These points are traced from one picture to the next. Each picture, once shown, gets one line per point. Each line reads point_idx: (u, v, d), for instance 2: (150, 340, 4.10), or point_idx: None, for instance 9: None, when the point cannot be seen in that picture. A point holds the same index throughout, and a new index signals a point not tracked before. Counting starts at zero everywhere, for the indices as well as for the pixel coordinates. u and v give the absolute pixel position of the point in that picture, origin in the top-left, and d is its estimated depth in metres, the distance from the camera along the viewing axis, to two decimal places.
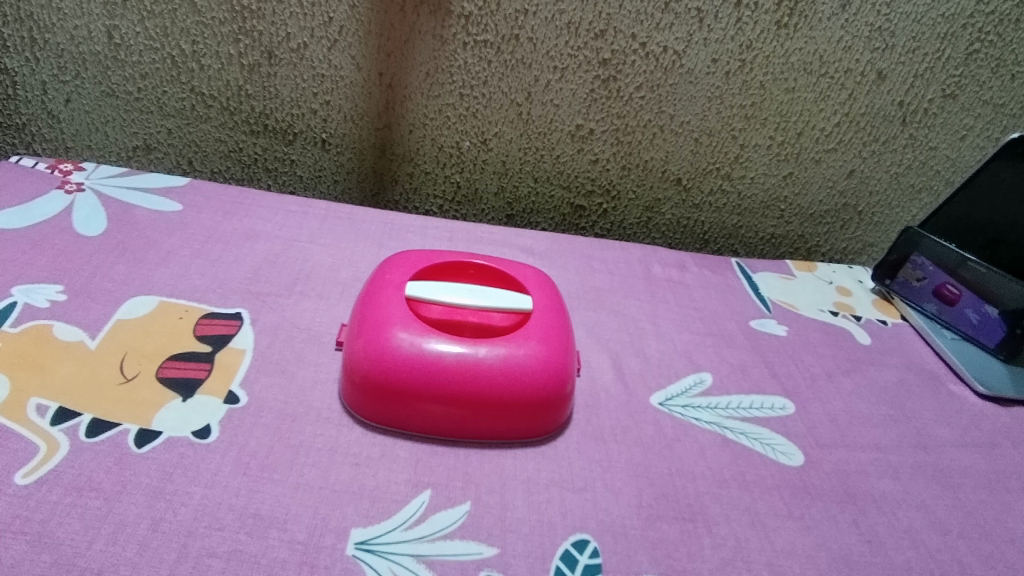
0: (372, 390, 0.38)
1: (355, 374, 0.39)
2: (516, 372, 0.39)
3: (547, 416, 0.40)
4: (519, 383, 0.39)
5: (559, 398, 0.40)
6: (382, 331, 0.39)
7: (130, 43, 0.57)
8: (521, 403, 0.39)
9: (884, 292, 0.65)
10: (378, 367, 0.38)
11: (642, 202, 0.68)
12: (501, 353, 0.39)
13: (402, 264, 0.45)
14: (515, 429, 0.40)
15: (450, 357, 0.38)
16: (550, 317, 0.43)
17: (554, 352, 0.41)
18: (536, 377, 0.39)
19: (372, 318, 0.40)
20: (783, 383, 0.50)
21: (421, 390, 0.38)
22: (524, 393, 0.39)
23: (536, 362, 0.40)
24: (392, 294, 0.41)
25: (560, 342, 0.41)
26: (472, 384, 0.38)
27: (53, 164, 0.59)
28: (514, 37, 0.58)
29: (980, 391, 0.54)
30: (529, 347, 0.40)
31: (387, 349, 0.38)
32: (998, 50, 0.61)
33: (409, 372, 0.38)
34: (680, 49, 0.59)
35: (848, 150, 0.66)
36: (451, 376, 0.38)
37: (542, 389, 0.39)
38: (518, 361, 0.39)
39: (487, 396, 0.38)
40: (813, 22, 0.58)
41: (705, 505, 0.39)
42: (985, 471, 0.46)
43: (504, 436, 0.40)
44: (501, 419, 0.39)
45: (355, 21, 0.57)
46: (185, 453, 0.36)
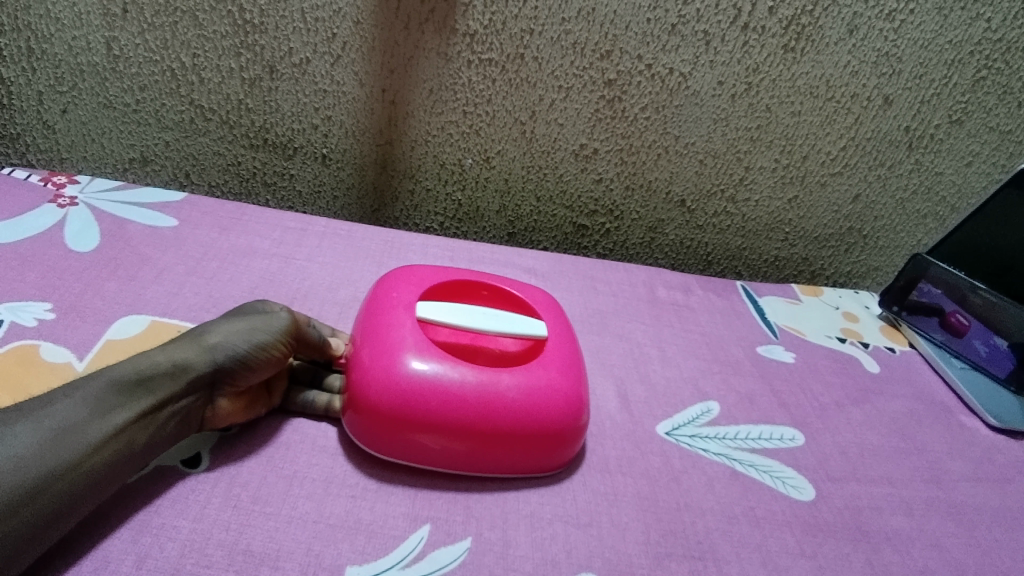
0: (384, 417, 0.36)
1: (365, 398, 0.36)
2: (537, 402, 0.38)
3: (563, 451, 0.39)
4: (539, 414, 0.38)
5: (576, 431, 0.39)
6: (396, 354, 0.37)
7: (130, 55, 0.56)
8: (540, 436, 0.37)
9: (891, 319, 0.64)
10: (391, 392, 0.36)
11: (645, 222, 0.68)
12: (520, 382, 0.38)
13: (408, 281, 0.43)
14: (529, 463, 0.38)
15: (471, 385, 0.37)
16: (566, 346, 0.42)
17: (572, 382, 0.40)
18: (556, 409, 0.38)
19: (383, 340, 0.38)
20: (791, 413, 0.49)
21: (436, 420, 0.36)
22: (543, 425, 0.38)
23: (556, 393, 0.39)
24: (402, 315, 0.40)
25: (575, 371, 0.41)
26: (491, 415, 0.37)
27: (46, 177, 0.58)
28: (519, 56, 0.57)
29: (991, 423, 0.53)
30: (548, 377, 0.39)
31: (402, 374, 0.36)
32: (1005, 77, 0.60)
33: (425, 399, 0.36)
34: (686, 71, 0.58)
35: (854, 174, 0.65)
36: (470, 405, 0.36)
37: (561, 420, 0.38)
38: (539, 391, 0.38)
39: (508, 427, 0.37)
40: (820, 46, 0.57)
41: (714, 543, 0.37)
42: (999, 508, 0.45)
43: (519, 469, 0.38)
44: (517, 454, 0.37)
45: (358, 37, 0.56)
46: (173, 484, 0.34)
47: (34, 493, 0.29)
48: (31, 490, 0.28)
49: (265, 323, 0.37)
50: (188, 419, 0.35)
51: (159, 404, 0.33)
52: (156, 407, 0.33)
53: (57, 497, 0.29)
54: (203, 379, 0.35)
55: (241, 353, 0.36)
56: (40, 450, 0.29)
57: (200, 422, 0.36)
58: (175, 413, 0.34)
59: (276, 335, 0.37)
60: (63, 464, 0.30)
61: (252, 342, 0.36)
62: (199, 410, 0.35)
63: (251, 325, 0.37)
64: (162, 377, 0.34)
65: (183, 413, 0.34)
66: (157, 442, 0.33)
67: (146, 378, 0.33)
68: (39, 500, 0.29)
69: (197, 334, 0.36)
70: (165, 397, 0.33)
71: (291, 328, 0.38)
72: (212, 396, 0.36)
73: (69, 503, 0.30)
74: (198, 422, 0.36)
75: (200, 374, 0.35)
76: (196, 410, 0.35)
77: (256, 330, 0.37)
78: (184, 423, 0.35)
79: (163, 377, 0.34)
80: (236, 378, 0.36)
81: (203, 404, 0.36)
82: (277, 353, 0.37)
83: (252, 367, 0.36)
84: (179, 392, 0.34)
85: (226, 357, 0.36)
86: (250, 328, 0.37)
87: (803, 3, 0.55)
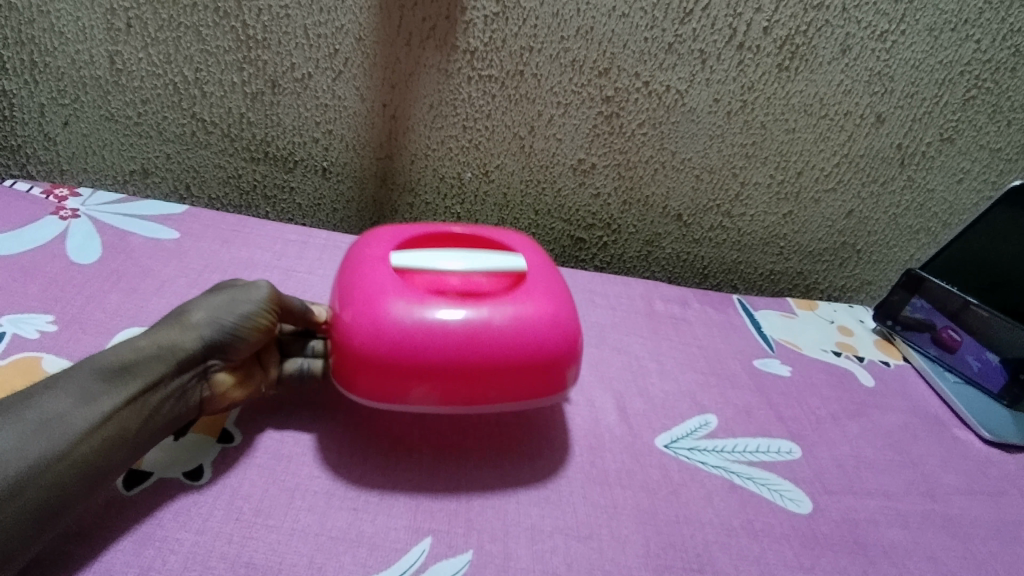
0: (376, 364, 0.37)
1: (354, 346, 0.37)
2: (524, 326, 0.38)
3: (558, 369, 0.39)
4: (528, 337, 0.38)
5: (569, 349, 0.39)
6: (379, 301, 0.38)
7: (133, 69, 0.57)
8: (532, 360, 0.38)
9: (887, 333, 0.66)
10: (379, 338, 0.37)
11: (642, 236, 0.68)
12: (504, 312, 0.39)
13: (383, 237, 0.44)
14: (525, 388, 0.39)
15: (457, 320, 0.37)
16: (547, 274, 0.43)
17: (557, 303, 0.41)
18: (544, 330, 0.39)
19: (363, 291, 0.38)
20: (788, 426, 0.49)
21: (427, 359, 0.37)
22: (534, 348, 0.38)
23: (541, 314, 0.39)
24: (379, 266, 0.40)
25: (557, 293, 0.41)
26: (480, 347, 0.37)
27: (48, 189, 0.59)
28: (518, 72, 0.58)
29: (985, 437, 0.54)
30: (532, 301, 0.40)
31: (388, 319, 0.37)
32: (995, 97, 0.62)
33: (414, 339, 0.37)
34: (682, 89, 0.59)
35: (847, 190, 0.66)
36: (459, 340, 0.37)
37: (551, 340, 0.39)
38: (525, 315, 0.39)
39: (498, 355, 0.37)
40: (813, 65, 0.59)
41: (713, 556, 0.38)
42: (994, 521, 0.45)
43: (516, 397, 0.39)
44: (510, 380, 0.38)
45: (360, 54, 0.57)
46: (176, 497, 0.34)
47: (22, 485, 0.28)
48: (19, 481, 0.28)
49: (247, 294, 0.37)
50: (185, 399, 0.35)
51: (149, 386, 0.34)
52: (147, 389, 0.33)
53: (44, 490, 0.29)
54: (192, 356, 0.35)
55: (226, 325, 0.36)
56: (23, 440, 0.29)
57: (199, 401, 0.36)
58: (169, 395, 0.34)
59: (258, 304, 0.37)
60: (52, 454, 0.29)
61: (236, 314, 0.36)
62: (195, 389, 0.36)
63: (232, 300, 0.37)
64: (148, 359, 0.34)
65: (177, 392, 0.35)
66: (150, 425, 0.34)
67: (132, 362, 0.34)
68: (28, 494, 0.28)
69: (179, 315, 0.36)
70: (154, 378, 0.34)
71: (273, 298, 0.38)
72: (206, 372, 0.36)
73: (59, 504, 0.30)
74: (197, 402, 0.36)
75: (187, 351, 0.35)
76: (190, 389, 0.36)
77: (238, 304, 0.37)
78: (178, 402, 0.35)
79: (150, 360, 0.34)
80: (226, 352, 0.36)
81: (198, 382, 0.36)
82: (263, 323, 0.37)
83: (240, 338, 0.36)
84: (169, 371, 0.34)
85: (211, 331, 0.36)
86: (230, 301, 0.37)
87: (797, 24, 0.56)
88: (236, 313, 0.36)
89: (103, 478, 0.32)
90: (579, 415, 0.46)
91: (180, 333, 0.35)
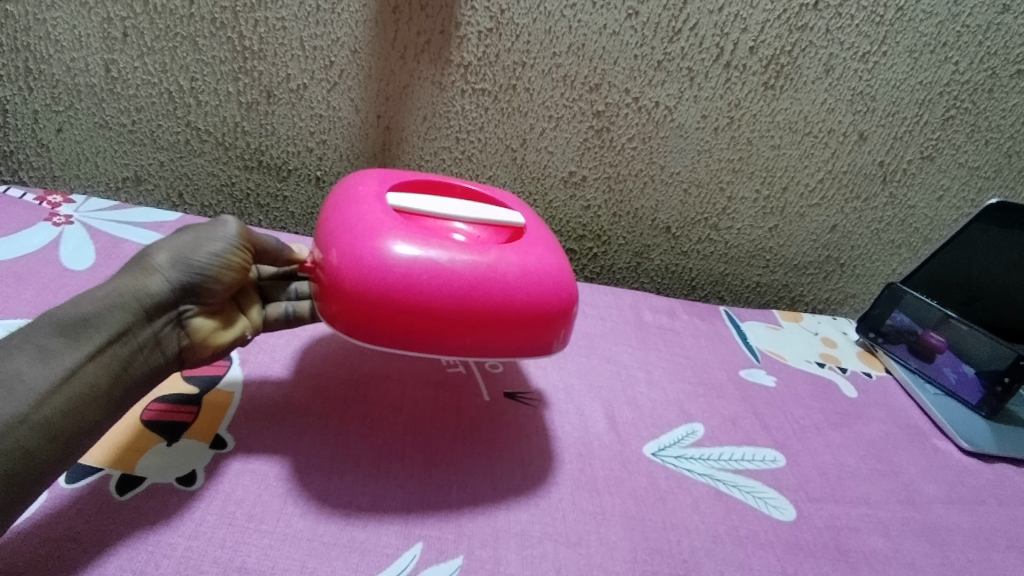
0: (379, 297, 0.35)
1: (354, 277, 0.35)
2: (528, 272, 0.39)
3: (560, 320, 0.40)
4: (533, 283, 0.39)
5: (570, 301, 0.40)
6: (383, 236, 0.37)
7: (128, 77, 0.57)
8: (538, 305, 0.38)
9: (868, 344, 0.67)
10: (382, 269, 0.35)
11: (631, 247, 0.69)
12: (511, 259, 0.39)
13: (372, 183, 0.43)
14: (529, 335, 0.38)
15: (466, 260, 0.37)
16: (540, 234, 0.45)
17: (555, 257, 0.42)
18: (546, 278, 0.40)
19: (364, 227, 0.37)
20: (773, 435, 0.50)
21: (434, 294, 0.36)
22: (540, 294, 0.39)
23: (544, 265, 0.40)
24: (376, 206, 0.40)
25: (555, 250, 0.43)
26: (490, 287, 0.37)
27: (41, 196, 0.59)
28: (511, 86, 0.59)
29: (964, 447, 0.55)
30: (532, 252, 0.41)
31: (391, 252, 0.36)
32: (973, 117, 0.64)
33: (419, 273, 0.36)
34: (671, 105, 0.61)
35: (831, 205, 0.68)
36: (467, 278, 0.37)
37: (555, 287, 0.40)
38: (528, 263, 0.40)
39: (508, 298, 0.37)
40: (798, 84, 0.60)
41: (699, 561, 0.39)
42: (972, 529, 0.47)
43: (519, 343, 0.38)
44: (517, 325, 0.38)
45: (356, 66, 0.58)
46: (169, 502, 0.34)
47: None
48: None
49: (213, 233, 0.36)
50: (161, 347, 0.35)
51: (115, 337, 0.33)
52: (112, 340, 0.33)
53: (8, 458, 0.29)
54: (160, 302, 0.34)
55: (192, 266, 0.35)
56: None
57: (179, 349, 0.36)
58: (141, 345, 0.34)
59: (226, 242, 0.36)
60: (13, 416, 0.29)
61: (202, 253, 0.35)
62: (171, 336, 0.35)
63: (196, 240, 0.36)
64: (111, 309, 0.33)
65: (151, 341, 0.34)
66: (118, 376, 0.33)
67: (94, 314, 0.33)
68: None
69: (142, 259, 0.35)
70: (120, 328, 0.33)
71: (244, 234, 0.37)
72: (180, 318, 0.36)
73: (28, 478, 0.29)
74: (177, 349, 0.36)
75: (153, 297, 0.34)
76: (163, 335, 0.35)
77: (203, 244, 0.36)
78: (151, 351, 0.34)
79: (114, 309, 0.33)
80: (198, 295, 0.36)
81: (173, 329, 0.36)
82: (236, 262, 0.36)
83: (210, 279, 0.36)
84: (135, 319, 0.34)
85: (177, 274, 0.35)
86: (196, 239, 0.36)
87: (782, 44, 0.58)
88: (203, 253, 0.35)
89: (74, 448, 0.31)
90: (569, 423, 0.47)
91: (145, 278, 0.35)
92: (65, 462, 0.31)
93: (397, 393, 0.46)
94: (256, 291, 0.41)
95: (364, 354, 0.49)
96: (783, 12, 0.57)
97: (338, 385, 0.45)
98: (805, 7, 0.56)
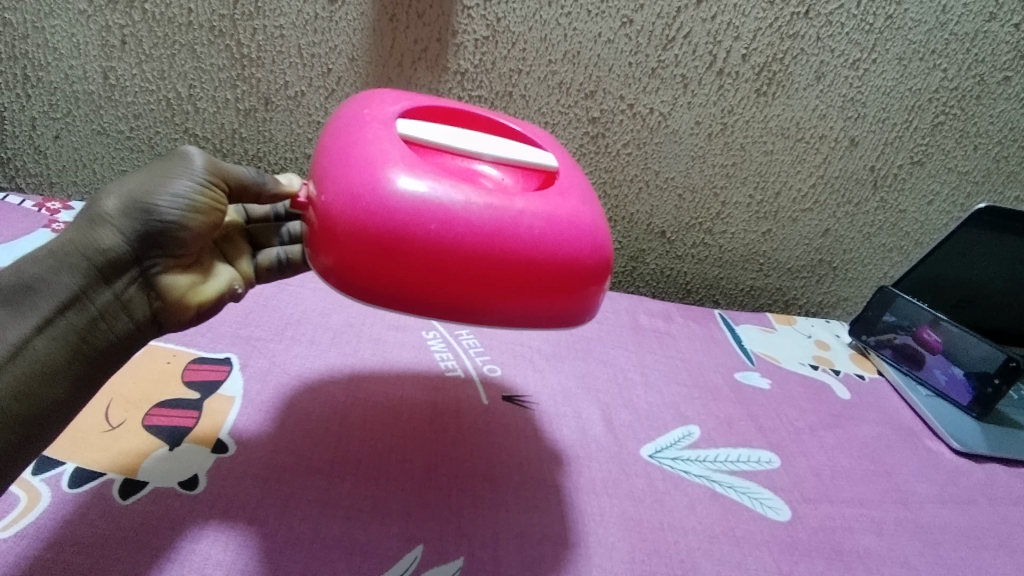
0: (380, 244, 0.30)
1: (351, 222, 0.31)
2: (556, 225, 0.34)
3: (588, 287, 0.35)
4: (560, 239, 0.34)
5: (601, 264, 0.35)
6: (385, 171, 0.32)
7: (126, 84, 0.58)
8: (567, 268, 0.34)
9: (861, 348, 0.68)
10: (386, 214, 0.31)
11: (627, 252, 0.70)
12: (536, 210, 0.34)
13: (382, 107, 0.38)
14: (551, 299, 0.34)
15: (484, 206, 0.32)
16: (572, 181, 0.39)
17: (588, 211, 0.37)
18: (576, 233, 0.35)
19: (366, 159, 0.32)
20: (767, 437, 0.51)
21: (445, 244, 0.31)
22: (568, 253, 0.34)
23: (575, 220, 0.35)
24: (383, 134, 0.34)
25: (589, 202, 0.38)
26: (509, 243, 0.32)
27: (40, 204, 0.60)
28: (507, 93, 0.60)
29: (955, 447, 0.55)
30: (563, 204, 0.36)
31: (395, 190, 0.31)
32: (961, 123, 0.65)
33: (427, 218, 0.31)
34: (665, 111, 0.62)
35: (823, 210, 0.69)
36: (484, 228, 0.32)
37: (585, 248, 0.35)
38: (557, 215, 0.35)
39: (529, 257, 0.33)
40: (789, 91, 0.61)
41: (697, 562, 0.39)
42: (964, 528, 0.47)
43: (540, 311, 0.34)
44: (539, 290, 0.33)
45: (353, 73, 0.58)
46: (172, 505, 0.35)
47: None
48: None
49: (169, 175, 0.33)
50: (127, 309, 0.33)
51: (66, 303, 0.32)
52: (64, 308, 0.31)
53: None
54: (116, 256, 0.32)
55: (144, 213, 0.32)
56: None
57: (151, 311, 0.34)
58: (102, 308, 0.32)
59: (181, 184, 0.33)
60: None
61: (158, 198, 0.33)
62: (138, 296, 0.33)
63: (150, 184, 0.33)
64: (61, 271, 0.32)
65: (114, 303, 0.33)
66: (74, 346, 0.32)
67: (42, 279, 0.32)
68: None
69: (93, 208, 0.33)
70: (72, 293, 0.32)
71: (203, 173, 0.34)
72: (147, 274, 0.34)
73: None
74: (148, 311, 0.34)
75: (106, 253, 0.32)
76: (130, 294, 0.33)
77: (158, 187, 0.33)
78: (113, 312, 0.33)
79: (66, 271, 0.32)
80: (161, 246, 0.33)
81: (141, 287, 0.34)
82: (202, 205, 0.34)
83: (167, 227, 0.33)
84: (89, 281, 0.32)
85: (128, 226, 0.32)
86: (146, 183, 0.33)
87: (773, 52, 0.59)
88: (158, 198, 0.33)
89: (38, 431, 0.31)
90: (567, 426, 0.47)
91: (95, 231, 0.32)
92: (26, 451, 0.30)
93: (397, 396, 0.46)
94: (243, 239, 0.41)
95: (363, 358, 0.49)
96: (775, 20, 0.58)
97: (339, 390, 0.46)
98: (796, 16, 0.57)
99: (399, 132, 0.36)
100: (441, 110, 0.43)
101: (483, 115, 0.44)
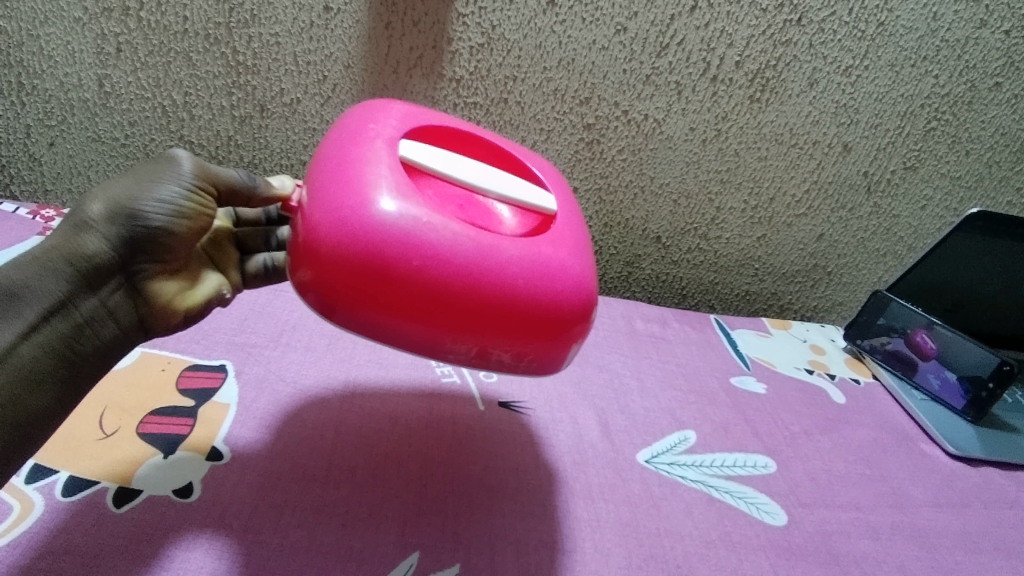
0: (359, 268, 0.30)
1: (335, 245, 0.31)
2: (540, 272, 0.34)
3: (564, 339, 0.35)
4: (541, 285, 0.34)
5: (581, 317, 0.35)
6: (375, 196, 0.32)
7: (121, 92, 0.58)
8: (546, 319, 0.34)
9: (856, 352, 0.68)
10: (371, 242, 0.31)
11: (622, 257, 0.70)
12: (523, 254, 0.34)
13: (387, 124, 0.38)
14: (526, 346, 0.34)
15: (470, 246, 0.32)
16: (565, 225, 0.39)
17: (577, 260, 0.37)
18: (560, 282, 0.35)
19: (361, 181, 0.32)
20: (764, 442, 0.51)
21: (426, 280, 0.31)
22: (547, 301, 0.34)
23: (561, 268, 0.35)
24: (382, 155, 0.34)
25: (578, 250, 0.38)
26: (490, 285, 0.32)
27: (34, 211, 0.60)
28: (503, 100, 0.60)
29: (951, 451, 0.55)
30: (553, 250, 0.36)
31: (383, 217, 0.31)
32: (953, 129, 0.65)
33: (410, 249, 0.31)
34: (659, 118, 0.62)
35: (817, 215, 0.69)
36: (467, 269, 0.32)
37: (566, 300, 0.35)
38: (545, 261, 0.35)
39: (508, 303, 0.33)
40: (783, 97, 0.62)
41: (693, 566, 0.39)
42: (960, 531, 0.47)
43: (512, 355, 0.34)
44: (513, 337, 0.33)
45: (349, 80, 0.59)
46: (165, 513, 0.34)
47: None
48: None
49: (156, 180, 0.33)
50: (113, 316, 0.33)
51: (51, 311, 0.32)
52: (49, 314, 0.31)
53: None
54: (101, 263, 0.32)
55: (129, 219, 0.32)
56: None
57: (137, 317, 0.34)
58: (86, 314, 0.32)
59: (168, 190, 0.33)
60: None
61: (143, 204, 0.32)
62: (123, 302, 0.33)
63: (136, 189, 0.33)
64: (45, 277, 0.32)
65: (100, 310, 0.33)
66: (58, 351, 0.32)
67: (25, 285, 0.31)
68: None
69: (76, 212, 0.32)
70: (58, 299, 0.32)
71: (191, 179, 0.34)
72: (134, 280, 0.33)
73: None
74: (135, 317, 0.34)
75: (91, 260, 0.32)
76: (115, 299, 0.33)
77: (144, 192, 0.33)
78: (97, 318, 0.33)
79: (51, 277, 0.32)
80: (147, 252, 0.33)
81: (126, 293, 0.33)
82: (189, 211, 0.34)
83: (154, 233, 0.32)
84: (74, 287, 0.32)
85: (113, 232, 0.32)
86: (132, 189, 0.33)
87: (766, 58, 0.59)
88: (144, 203, 0.32)
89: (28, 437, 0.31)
90: (563, 431, 0.47)
91: (80, 236, 0.32)
92: (15, 458, 0.31)
93: (392, 402, 0.46)
94: (233, 245, 0.40)
95: (359, 365, 0.49)
96: (768, 27, 0.58)
97: (334, 397, 0.46)
98: (789, 23, 0.58)
99: (399, 153, 0.36)
100: (449, 131, 0.43)
101: (490, 139, 0.45)
